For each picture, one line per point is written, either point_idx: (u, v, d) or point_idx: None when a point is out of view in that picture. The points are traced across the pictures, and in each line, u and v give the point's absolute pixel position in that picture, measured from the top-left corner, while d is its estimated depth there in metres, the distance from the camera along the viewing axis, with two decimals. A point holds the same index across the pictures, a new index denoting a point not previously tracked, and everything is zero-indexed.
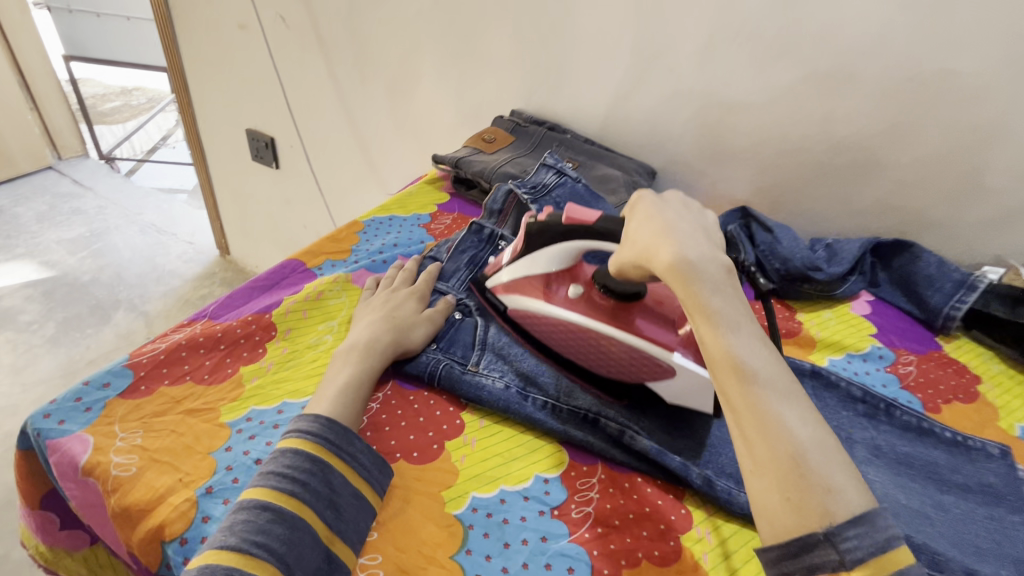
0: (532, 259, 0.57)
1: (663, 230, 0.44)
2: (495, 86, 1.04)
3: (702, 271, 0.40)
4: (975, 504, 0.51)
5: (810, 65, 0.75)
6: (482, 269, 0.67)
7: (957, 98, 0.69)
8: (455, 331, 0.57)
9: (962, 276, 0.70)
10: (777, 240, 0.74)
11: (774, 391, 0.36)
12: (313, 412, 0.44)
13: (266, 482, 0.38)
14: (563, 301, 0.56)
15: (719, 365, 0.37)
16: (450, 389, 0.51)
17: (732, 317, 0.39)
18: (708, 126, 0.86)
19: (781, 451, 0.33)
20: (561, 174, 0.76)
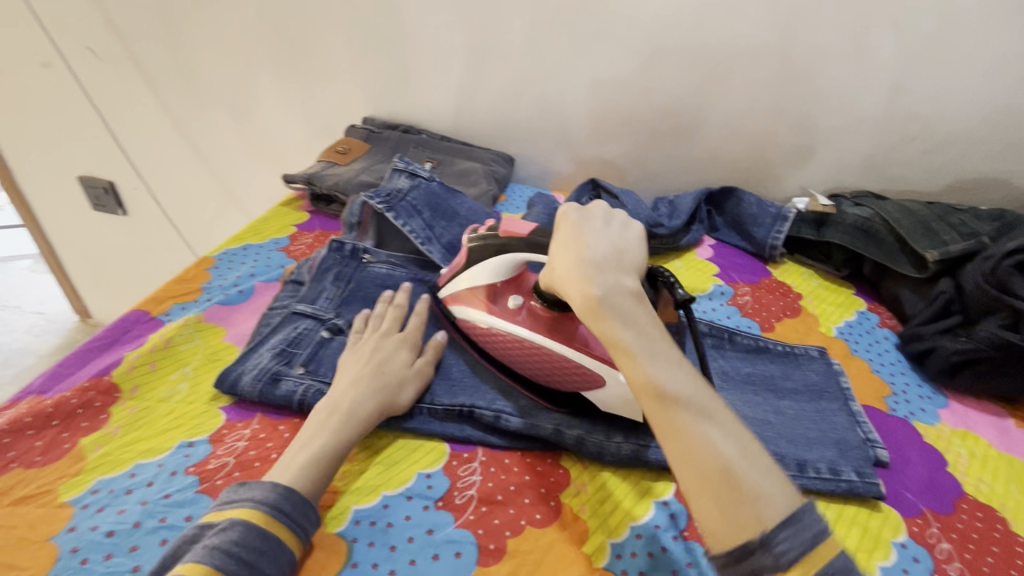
0: (476, 271, 0.58)
1: (581, 262, 0.44)
2: (341, 97, 1.02)
3: (612, 303, 0.41)
4: (804, 402, 0.58)
5: (621, 43, 0.81)
6: (349, 285, 0.66)
7: (743, 57, 0.78)
8: (324, 351, 0.56)
9: (777, 210, 0.80)
10: (624, 205, 0.80)
11: (697, 410, 0.36)
12: (272, 479, 0.41)
13: (212, 558, 0.35)
14: (504, 312, 0.57)
15: (643, 394, 0.37)
16: None
17: (647, 343, 0.39)
18: (549, 110, 0.91)
19: (706, 466, 0.34)
20: (414, 177, 0.77)
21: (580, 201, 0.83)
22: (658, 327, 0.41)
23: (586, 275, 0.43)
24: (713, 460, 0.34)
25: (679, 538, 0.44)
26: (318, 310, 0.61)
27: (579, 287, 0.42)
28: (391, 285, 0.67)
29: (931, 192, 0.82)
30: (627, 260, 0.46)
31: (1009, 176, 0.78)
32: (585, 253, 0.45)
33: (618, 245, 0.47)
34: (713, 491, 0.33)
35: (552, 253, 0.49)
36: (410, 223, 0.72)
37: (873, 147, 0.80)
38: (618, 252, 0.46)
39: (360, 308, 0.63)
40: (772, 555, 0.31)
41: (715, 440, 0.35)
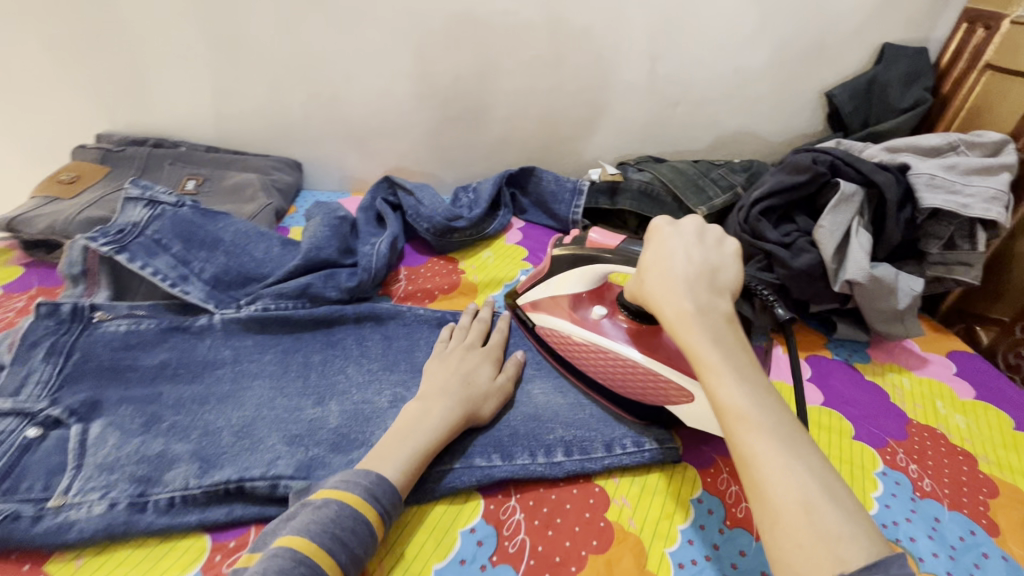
0: (556, 282, 0.57)
1: (669, 277, 0.42)
2: (58, 110, 0.81)
3: (703, 319, 0.39)
4: None
5: (386, 24, 0.74)
6: (70, 357, 0.51)
7: (512, 34, 0.76)
8: (28, 458, 0.43)
9: (573, 184, 0.81)
10: (419, 202, 0.75)
11: (781, 439, 0.33)
12: (371, 467, 0.41)
13: (319, 538, 0.35)
14: (588, 321, 0.56)
15: (724, 410, 0.35)
16: (18, 547, 0.39)
17: (737, 363, 0.37)
18: (326, 104, 0.81)
19: (780, 496, 0.30)
20: (153, 205, 0.63)
21: (373, 202, 0.75)
22: (748, 354, 0.38)
23: (672, 293, 0.41)
24: (785, 493, 0.30)
25: (487, 567, 0.41)
26: (23, 402, 0.46)
27: (668, 300, 0.41)
28: (134, 343, 0.54)
29: (701, 150, 0.89)
30: (722, 278, 0.42)
31: (756, 128, 0.87)
32: (674, 267, 0.42)
33: (711, 261, 0.43)
34: (779, 516, 0.30)
35: (639, 269, 0.46)
36: (153, 262, 0.59)
37: (648, 112, 0.84)
38: (712, 268, 0.43)
39: (89, 384, 0.50)
40: None
41: (792, 473, 0.31)
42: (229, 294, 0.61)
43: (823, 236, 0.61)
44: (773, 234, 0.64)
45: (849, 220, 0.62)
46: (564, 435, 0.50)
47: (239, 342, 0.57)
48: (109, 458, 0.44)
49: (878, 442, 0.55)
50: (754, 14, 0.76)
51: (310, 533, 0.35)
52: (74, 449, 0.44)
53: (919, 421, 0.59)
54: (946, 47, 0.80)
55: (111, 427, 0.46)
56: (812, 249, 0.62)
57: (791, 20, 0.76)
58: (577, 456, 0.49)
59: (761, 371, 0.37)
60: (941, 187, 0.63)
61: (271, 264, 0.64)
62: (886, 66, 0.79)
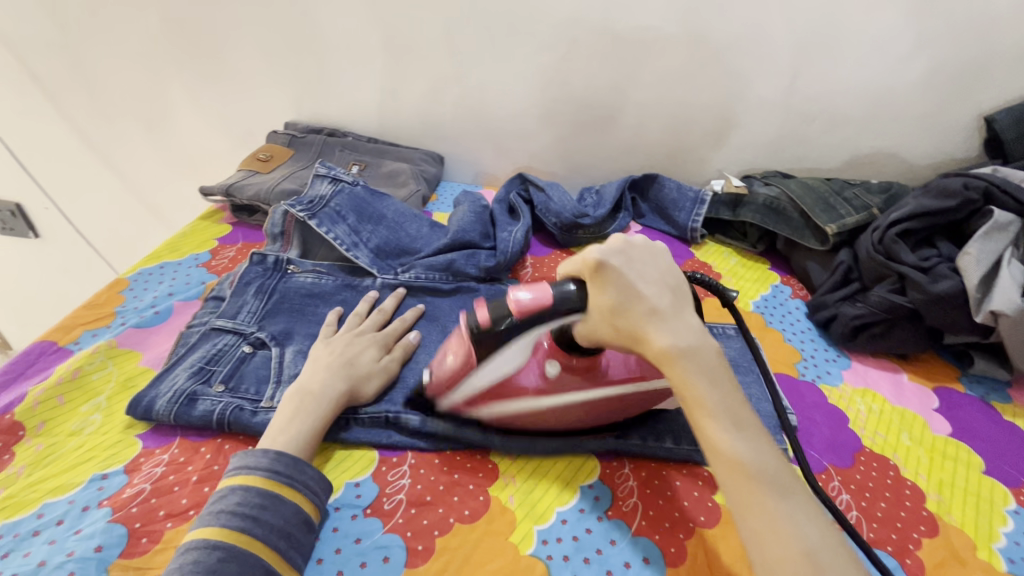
0: (491, 363, 0.48)
1: (651, 312, 0.40)
2: (260, 101, 0.99)
3: (696, 360, 0.39)
4: None
5: (538, 37, 0.82)
6: (271, 297, 0.64)
7: (653, 48, 0.80)
8: (246, 368, 0.55)
9: (695, 193, 0.84)
10: (549, 199, 0.82)
11: (778, 492, 0.35)
12: (262, 447, 0.45)
13: (229, 522, 0.39)
14: (544, 385, 0.49)
15: (726, 464, 0.36)
16: (242, 431, 0.50)
17: (732, 408, 0.38)
18: (473, 106, 0.91)
19: (789, 555, 0.33)
20: (336, 182, 0.76)
21: (507, 195, 0.83)
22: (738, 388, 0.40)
23: (663, 328, 0.39)
24: (793, 549, 0.33)
25: (603, 518, 0.46)
26: (240, 323, 0.59)
27: (655, 339, 0.39)
28: (317, 293, 0.66)
29: (833, 169, 0.88)
30: (690, 300, 0.42)
31: (897, 149, 0.84)
32: (652, 304, 0.40)
33: (675, 285, 0.42)
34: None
35: (595, 304, 0.42)
36: (335, 230, 0.71)
37: (779, 128, 0.85)
38: (679, 293, 0.42)
39: (284, 318, 0.62)
40: None
41: (796, 533, 0.34)
42: (388, 262, 0.71)
43: (968, 262, 0.60)
44: (909, 257, 0.63)
45: (1000, 249, 0.60)
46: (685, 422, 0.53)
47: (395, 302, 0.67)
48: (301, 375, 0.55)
49: (1012, 482, 0.53)
50: (909, 33, 0.74)
51: (218, 523, 0.39)
52: (277, 367, 0.56)
53: None
54: None
55: (300, 354, 0.57)
56: (954, 276, 0.60)
57: (950, 40, 0.74)
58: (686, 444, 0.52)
59: (749, 410, 0.39)
60: None
61: (423, 240, 0.74)
62: None
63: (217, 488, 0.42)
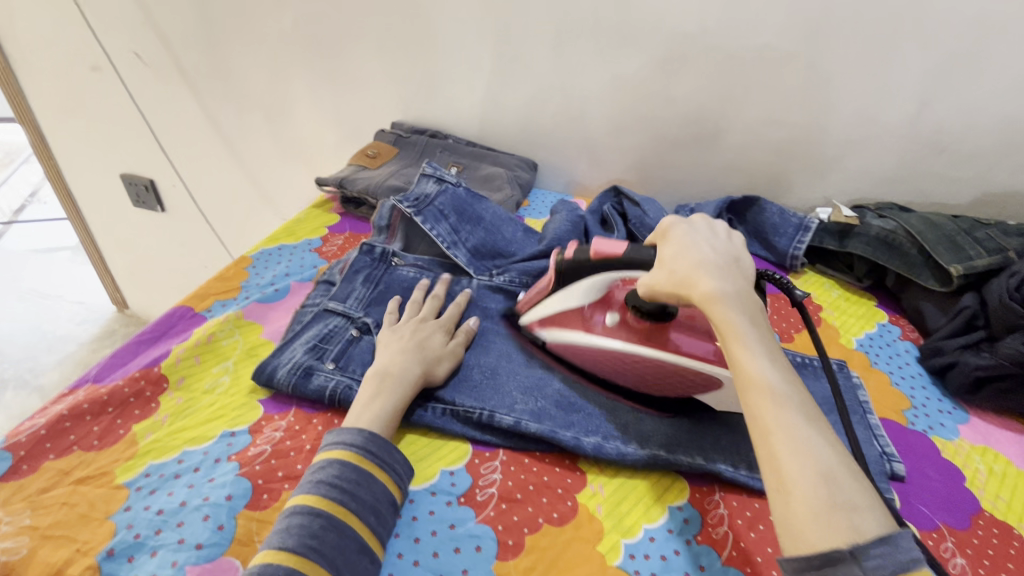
0: (567, 292, 0.60)
1: (702, 263, 0.46)
2: (372, 101, 1.06)
3: (736, 304, 0.43)
4: (823, 412, 0.57)
5: (648, 51, 0.82)
6: (378, 286, 0.67)
7: (769, 68, 0.78)
8: (354, 350, 0.59)
9: (799, 219, 0.80)
10: (645, 213, 0.81)
11: (804, 415, 0.37)
12: (356, 426, 0.47)
13: (329, 493, 0.42)
14: (600, 328, 0.59)
15: (753, 387, 0.39)
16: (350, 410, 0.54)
17: (763, 345, 0.41)
18: (573, 116, 0.92)
19: (806, 468, 0.34)
20: (440, 182, 0.79)
21: (601, 207, 0.84)
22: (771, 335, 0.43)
23: (708, 274, 0.45)
24: (810, 468, 0.34)
25: (691, 542, 0.45)
26: (348, 308, 0.63)
27: (701, 278, 0.45)
28: (417, 287, 0.68)
29: (958, 206, 0.81)
30: (745, 267, 0.48)
31: None
32: (702, 256, 0.47)
33: (734, 252, 0.49)
34: (801, 494, 0.33)
35: (665, 254, 0.50)
36: (437, 227, 0.74)
37: (900, 158, 0.80)
38: (735, 257, 0.48)
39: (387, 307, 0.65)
40: (861, 569, 0.30)
41: (816, 450, 0.35)
42: (484, 263, 0.73)
43: None
44: None
45: None
46: None
47: (491, 303, 0.68)
48: None
49: None
50: None
51: (320, 492, 0.42)
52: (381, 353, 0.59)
53: None
54: None
55: None
56: None
57: None
58: None
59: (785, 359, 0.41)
60: None
61: (517, 244, 0.76)
62: None
63: (315, 459, 0.45)
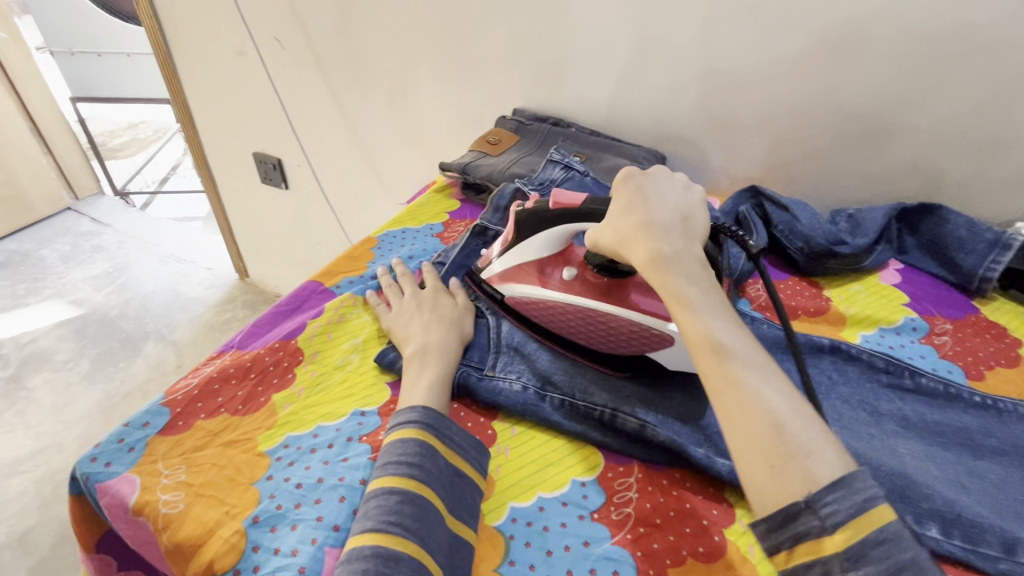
0: (525, 246, 0.61)
1: (645, 221, 0.48)
2: (494, 87, 1.04)
3: (676, 261, 0.45)
4: (1012, 467, 0.49)
5: (817, 32, 0.72)
6: None
7: (976, 51, 0.66)
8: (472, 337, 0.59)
9: (995, 235, 0.67)
10: (795, 219, 0.72)
11: (752, 368, 0.39)
12: (408, 402, 0.47)
13: (398, 471, 0.42)
14: (557, 282, 0.60)
15: (699, 345, 0.41)
16: (470, 396, 0.52)
17: (705, 303, 0.43)
18: (713, 106, 0.84)
19: (757, 422, 0.36)
20: (568, 169, 0.76)
21: (736, 208, 0.76)
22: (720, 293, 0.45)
23: (652, 233, 0.47)
24: (760, 420, 0.36)
25: None
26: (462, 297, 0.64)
27: (647, 241, 0.47)
28: None
29: None
30: (692, 224, 0.49)
31: None
32: (647, 214, 0.49)
33: (682, 214, 0.50)
34: (758, 449, 0.35)
35: (610, 215, 0.52)
36: None
37: None
38: (683, 218, 0.50)
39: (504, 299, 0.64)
40: (817, 518, 0.32)
41: (765, 400, 0.37)
42: None
43: None
44: None
45: None
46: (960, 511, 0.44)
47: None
48: (517, 345, 0.57)
49: None
50: None
51: (388, 471, 0.42)
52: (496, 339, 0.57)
53: None
54: None
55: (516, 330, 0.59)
56: None
57: None
58: (959, 540, 0.43)
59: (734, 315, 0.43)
60: None
61: None
62: None
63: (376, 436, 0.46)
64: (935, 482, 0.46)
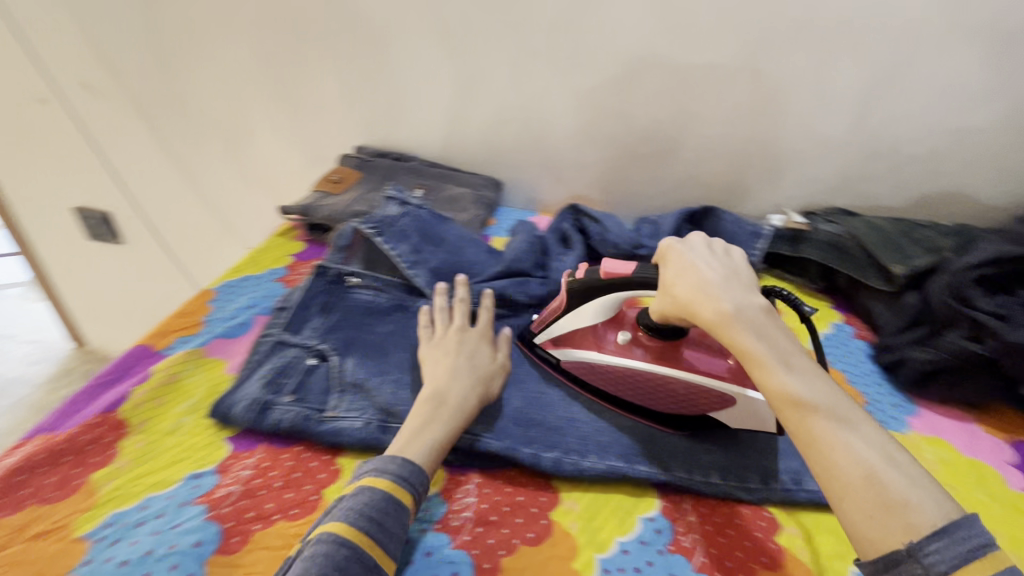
0: (577, 314, 0.60)
1: (700, 285, 0.49)
2: (333, 127, 1.06)
3: (749, 319, 0.46)
4: None
5: (603, 70, 0.85)
6: (332, 312, 0.68)
7: (718, 85, 0.82)
8: (311, 379, 0.59)
9: (754, 226, 0.83)
10: (605, 229, 0.83)
11: (835, 419, 0.41)
12: (395, 454, 0.48)
13: (358, 523, 0.42)
14: (613, 347, 0.60)
15: (782, 403, 0.42)
16: (308, 439, 0.53)
17: (784, 357, 0.44)
18: (533, 135, 0.95)
19: (849, 471, 0.38)
20: (405, 205, 0.80)
21: (560, 226, 0.85)
22: (794, 343, 0.46)
23: (714, 295, 0.48)
24: (853, 470, 0.38)
25: (663, 552, 0.47)
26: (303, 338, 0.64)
27: (707, 304, 0.47)
28: (373, 310, 0.70)
29: (897, 208, 0.87)
30: (745, 280, 0.50)
31: (968, 190, 0.83)
32: (702, 278, 0.49)
33: (730, 269, 0.51)
34: (855, 497, 0.37)
35: (662, 283, 0.52)
36: (398, 247, 0.75)
37: (844, 165, 0.85)
38: (734, 273, 0.51)
39: (344, 334, 0.66)
40: (923, 566, 0.34)
41: (851, 451, 0.39)
42: (443, 285, 0.74)
43: None
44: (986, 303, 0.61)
45: None
46: (724, 458, 0.55)
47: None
48: (360, 382, 0.59)
49: None
50: (985, 74, 0.73)
51: (348, 519, 0.42)
52: (337, 377, 0.59)
53: None
54: None
55: (359, 366, 0.61)
56: None
57: None
58: (732, 480, 0.53)
59: (817, 366, 0.44)
60: None
61: (478, 266, 0.76)
62: None
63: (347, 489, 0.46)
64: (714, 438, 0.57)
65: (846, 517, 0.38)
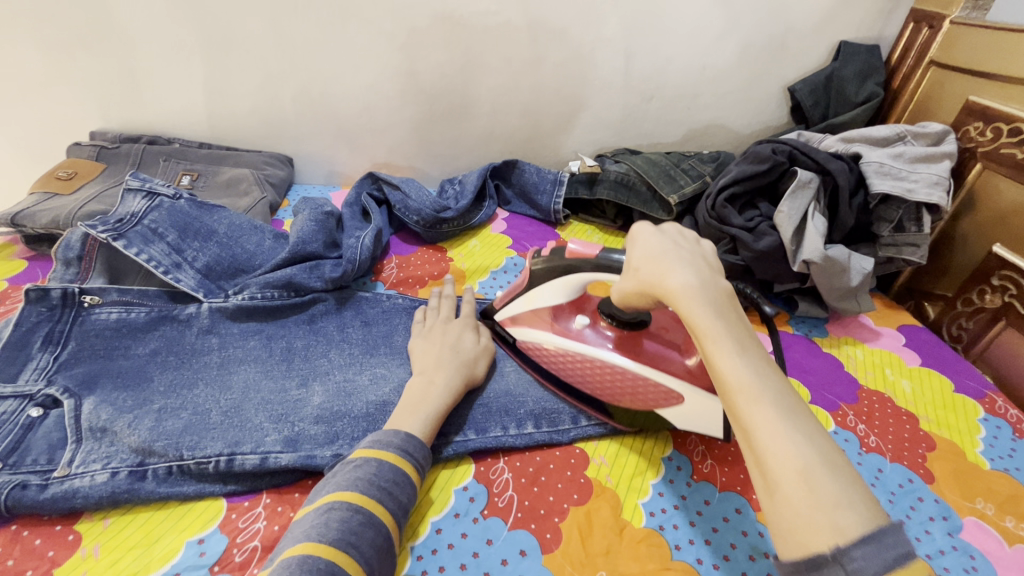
0: (537, 293, 0.61)
1: (665, 259, 0.42)
2: (51, 110, 0.83)
3: (701, 295, 0.38)
4: None
5: (375, 23, 0.77)
6: (63, 345, 0.53)
7: (498, 35, 0.80)
8: (32, 435, 0.47)
9: (553, 175, 0.85)
10: (407, 196, 0.79)
11: (780, 406, 0.32)
12: (405, 431, 0.48)
13: (369, 490, 0.42)
14: (570, 332, 0.60)
15: (726, 387, 0.34)
16: (34, 512, 0.44)
17: (738, 338, 0.36)
18: (315, 101, 0.84)
19: (784, 463, 0.30)
20: (152, 197, 0.64)
21: (359, 197, 0.79)
22: (747, 325, 0.38)
23: (669, 271, 0.41)
24: (794, 462, 0.29)
25: (478, 519, 0.49)
26: (20, 386, 0.49)
27: (665, 282, 0.40)
28: (127, 329, 0.56)
29: (673, 143, 0.95)
30: (716, 263, 0.43)
31: (724, 121, 0.93)
32: (664, 254, 0.42)
33: (701, 250, 0.44)
34: (785, 491, 0.29)
35: (630, 258, 0.46)
36: (149, 250, 0.60)
37: (624, 107, 0.89)
38: (704, 252, 0.44)
39: (84, 367, 0.52)
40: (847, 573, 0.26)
41: (795, 443, 0.30)
42: (219, 284, 0.63)
43: (782, 219, 0.67)
44: (737, 220, 0.70)
45: (806, 205, 0.68)
46: (536, 406, 0.58)
47: (225, 330, 0.60)
48: (102, 424, 0.48)
49: (832, 406, 0.62)
50: (722, 15, 0.81)
51: (358, 486, 0.42)
52: (71, 424, 0.47)
53: (869, 387, 0.65)
54: (896, 44, 0.86)
55: (102, 403, 0.49)
56: (773, 232, 0.68)
57: (756, 19, 0.82)
58: (546, 426, 0.57)
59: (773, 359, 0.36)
60: (889, 174, 0.68)
61: (262, 256, 0.67)
62: (843, 63, 0.85)
63: (354, 456, 0.45)
64: (526, 388, 0.60)
65: (776, 514, 0.29)
